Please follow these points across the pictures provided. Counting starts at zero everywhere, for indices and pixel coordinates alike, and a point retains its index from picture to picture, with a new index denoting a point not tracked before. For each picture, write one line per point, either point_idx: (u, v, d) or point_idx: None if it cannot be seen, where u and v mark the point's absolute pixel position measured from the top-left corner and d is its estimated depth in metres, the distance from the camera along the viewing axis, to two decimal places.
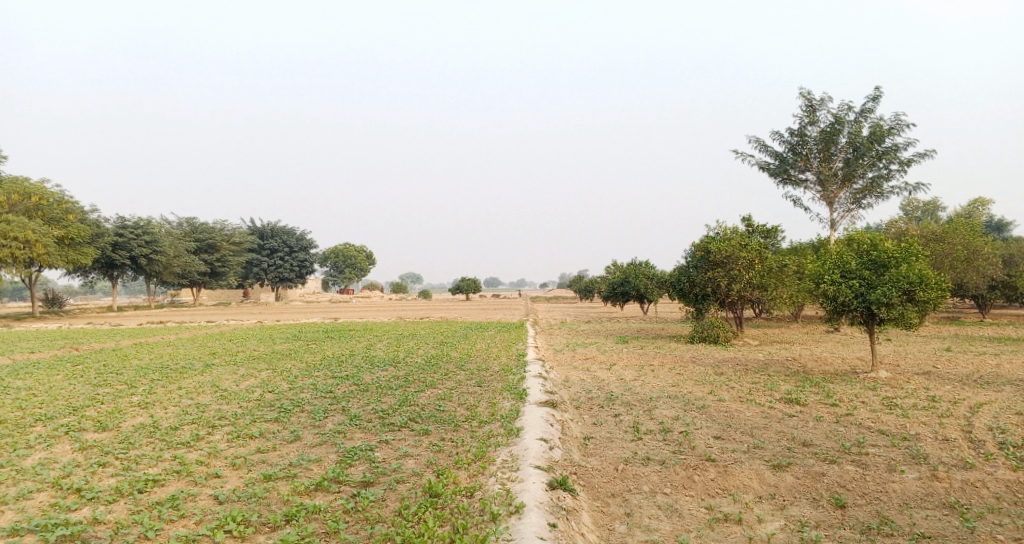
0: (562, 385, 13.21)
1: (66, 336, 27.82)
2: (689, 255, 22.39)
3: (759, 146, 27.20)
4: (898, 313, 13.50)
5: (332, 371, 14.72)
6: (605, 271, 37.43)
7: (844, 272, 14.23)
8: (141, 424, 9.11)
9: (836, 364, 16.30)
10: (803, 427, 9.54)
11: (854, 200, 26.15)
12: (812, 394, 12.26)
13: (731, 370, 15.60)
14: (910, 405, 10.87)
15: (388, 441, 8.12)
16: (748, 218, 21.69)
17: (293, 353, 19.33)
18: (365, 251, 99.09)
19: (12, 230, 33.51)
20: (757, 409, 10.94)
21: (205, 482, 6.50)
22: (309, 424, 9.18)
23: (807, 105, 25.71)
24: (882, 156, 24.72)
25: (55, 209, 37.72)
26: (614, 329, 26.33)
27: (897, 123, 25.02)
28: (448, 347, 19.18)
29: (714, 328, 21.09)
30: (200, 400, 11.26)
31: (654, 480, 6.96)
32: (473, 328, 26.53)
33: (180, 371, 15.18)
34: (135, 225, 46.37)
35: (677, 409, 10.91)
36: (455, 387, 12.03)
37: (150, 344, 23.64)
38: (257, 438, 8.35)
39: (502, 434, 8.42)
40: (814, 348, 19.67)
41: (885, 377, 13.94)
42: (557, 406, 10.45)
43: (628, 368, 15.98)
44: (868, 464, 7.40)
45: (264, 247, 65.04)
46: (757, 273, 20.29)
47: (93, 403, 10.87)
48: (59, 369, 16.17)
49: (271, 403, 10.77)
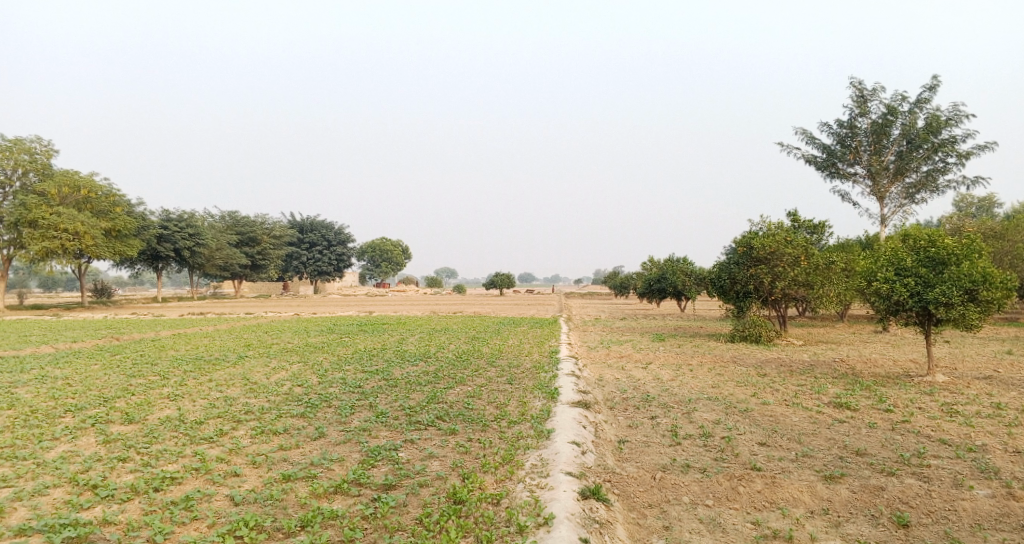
0: (596, 384, 12.75)
1: (110, 326, 28.50)
2: (730, 251, 21.64)
3: (806, 137, 26.15)
4: (958, 314, 12.64)
5: (362, 366, 14.53)
6: (642, 266, 36.71)
7: (898, 269, 13.39)
8: (167, 417, 9.00)
9: (888, 367, 15.42)
10: (856, 435, 8.90)
11: (907, 195, 24.92)
12: (863, 398, 11.54)
13: (774, 371, 14.90)
14: (973, 412, 10.10)
15: (413, 441, 7.79)
16: (793, 213, 20.86)
17: (325, 347, 19.26)
18: (401, 246, 99.73)
19: (63, 222, 34.48)
20: (804, 414, 10.30)
21: (222, 481, 6.27)
22: (334, 420, 8.95)
23: (857, 95, 24.55)
24: (938, 148, 23.46)
25: (103, 201, 38.66)
26: (651, 326, 25.72)
27: (955, 114, 23.69)
28: (480, 343, 18.85)
29: (756, 326, 20.31)
30: (228, 393, 11.14)
31: (695, 490, 6.48)
32: (506, 323, 26.15)
33: (214, 363, 15.19)
34: (179, 218, 47.33)
35: (718, 412, 10.36)
36: (485, 385, 11.69)
37: (188, 335, 24.00)
38: (281, 435, 8.13)
39: (532, 436, 8.01)
40: (863, 350, 18.72)
41: (942, 381, 13.08)
42: (590, 406, 10.01)
43: (665, 368, 15.41)
44: (931, 478, 6.79)
45: (303, 241, 65.94)
46: (802, 270, 19.42)
47: (124, 394, 10.85)
48: (98, 358, 16.38)
49: (299, 397, 10.59)
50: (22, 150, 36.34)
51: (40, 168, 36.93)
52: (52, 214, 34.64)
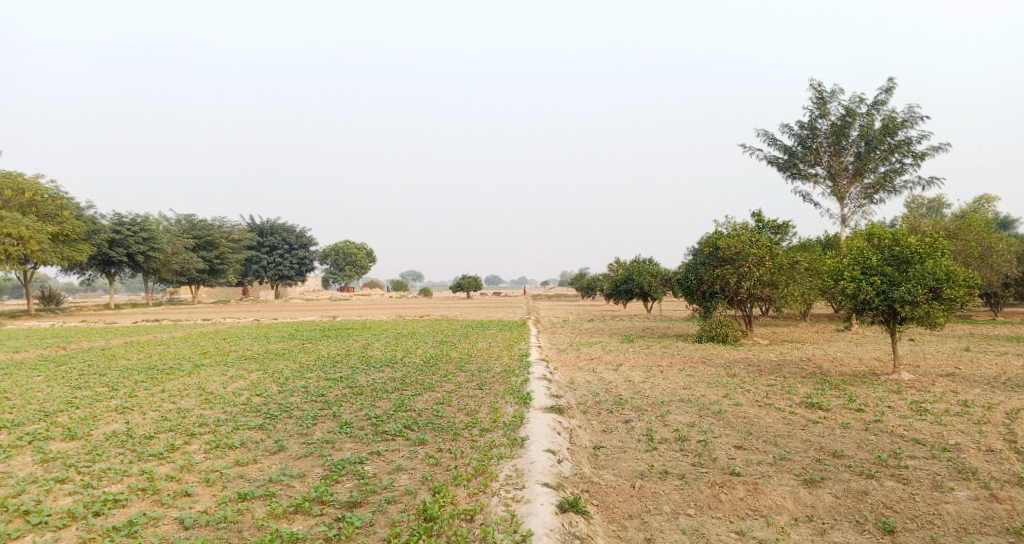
0: (567, 387, 12.50)
1: (58, 335, 27.21)
2: (696, 252, 21.69)
3: (768, 139, 26.43)
4: (923, 312, 12.78)
5: (325, 373, 13.99)
6: (608, 268, 36.73)
7: (864, 268, 13.48)
8: (113, 432, 8.39)
9: (854, 365, 15.56)
10: (831, 436, 8.81)
11: (866, 196, 25.37)
12: (834, 398, 11.52)
13: (744, 371, 14.88)
14: (942, 410, 10.15)
15: (380, 453, 7.38)
16: (758, 213, 20.99)
17: (286, 353, 18.61)
18: (365, 249, 98.45)
19: (5, 226, 32.83)
20: (777, 415, 10.21)
21: (171, 502, 5.78)
22: (295, 432, 8.47)
23: (817, 97, 24.92)
24: (895, 149, 23.96)
25: (50, 205, 37.00)
26: (619, 327, 25.67)
27: (911, 115, 24.21)
28: (447, 347, 18.45)
29: (722, 326, 20.38)
30: (182, 405, 10.52)
31: (676, 499, 6.25)
32: (473, 326, 25.76)
33: (167, 373, 14.43)
34: (133, 221, 45.62)
35: (692, 415, 10.19)
36: (454, 391, 11.31)
37: (141, 343, 23.00)
38: (238, 449, 7.63)
39: (505, 444, 7.68)
40: (828, 349, 18.88)
41: (908, 379, 13.20)
42: (563, 411, 9.73)
43: (635, 369, 15.25)
44: (910, 480, 6.70)
45: (263, 245, 64.45)
46: (767, 270, 19.53)
47: (67, 408, 10.15)
48: (42, 369, 15.46)
49: (257, 408, 10.05)
50: None
51: None
52: None
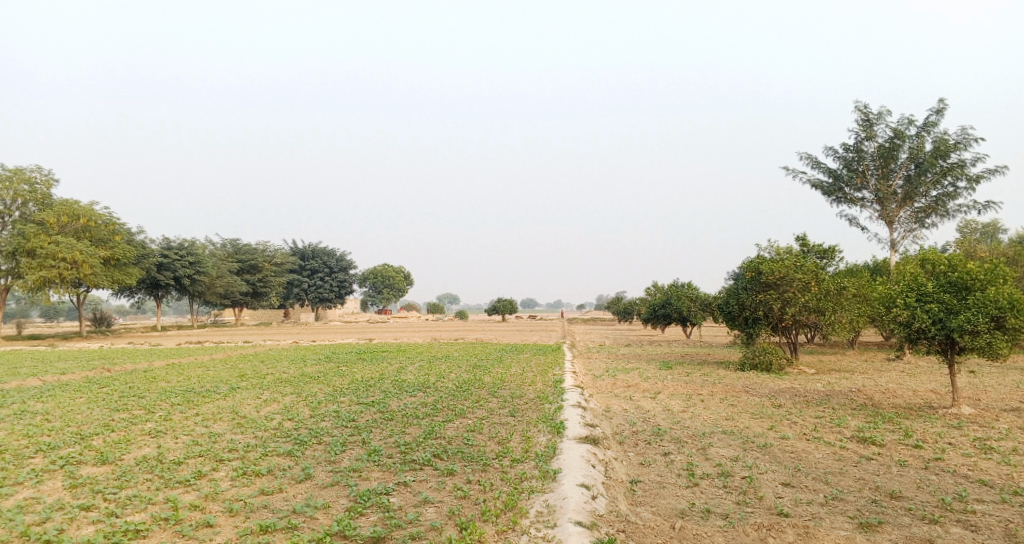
0: (603, 415, 12.10)
1: (104, 356, 27.93)
2: (737, 277, 21.10)
3: (812, 162, 25.71)
4: (984, 342, 12.02)
5: (357, 397, 13.88)
6: (646, 292, 36.08)
7: (919, 295, 12.81)
8: (143, 457, 8.36)
9: (907, 397, 14.74)
10: (887, 474, 8.24)
11: (917, 220, 24.36)
12: (888, 432, 10.84)
13: (789, 402, 14.23)
14: (1010, 449, 9.43)
15: (407, 483, 7.13)
16: (802, 237, 20.33)
17: (321, 377, 18.61)
18: (403, 272, 99.45)
19: (60, 251, 34.12)
20: (827, 450, 9.63)
21: (192, 533, 5.66)
22: (323, 459, 8.29)
23: (863, 119, 24.21)
24: (947, 172, 23.00)
25: (103, 230, 38.32)
26: (657, 353, 25.05)
27: (964, 137, 23.28)
28: (481, 372, 18.17)
29: (766, 354, 19.66)
30: (214, 429, 10.50)
31: (719, 542, 5.87)
32: (508, 351, 25.47)
33: (203, 396, 14.53)
34: (180, 246, 46.99)
35: (735, 448, 9.69)
36: (486, 418, 11.04)
37: (182, 365, 23.38)
38: (264, 476, 7.49)
39: (536, 477, 7.36)
40: (879, 379, 17.95)
41: (969, 414, 12.39)
42: (599, 442, 9.34)
43: (674, 398, 14.74)
44: (979, 528, 6.16)
45: (304, 268, 65.66)
46: (813, 295, 18.80)
47: (103, 431, 10.22)
48: (84, 391, 15.75)
49: (287, 433, 9.95)
50: (22, 179, 36.21)
51: (39, 198, 36.72)
52: (50, 243, 34.36)
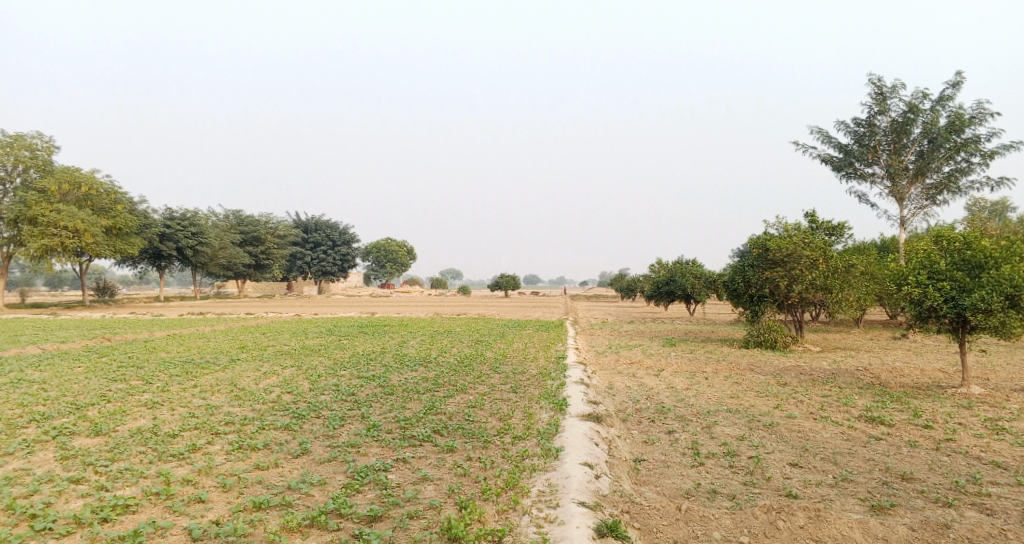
0: (606, 392, 11.92)
1: (105, 325, 27.86)
2: (744, 254, 20.79)
3: (823, 137, 25.18)
4: (998, 321, 11.76)
5: (358, 371, 13.72)
6: (650, 269, 35.78)
7: (932, 272, 12.53)
8: (138, 429, 8.19)
9: (915, 376, 14.53)
10: (897, 455, 8.05)
11: (928, 197, 23.90)
12: (897, 412, 10.64)
13: (795, 380, 14.03)
14: (1023, 430, 9.22)
15: (405, 460, 6.96)
16: (810, 213, 19.98)
17: (322, 349, 18.45)
18: (406, 246, 99.20)
19: (62, 219, 33.89)
20: (835, 429, 9.43)
21: (183, 509, 5.50)
22: (321, 434, 8.13)
23: (876, 92, 23.63)
24: (961, 148, 22.50)
25: (104, 199, 38.05)
26: (661, 330, 24.86)
27: (979, 112, 22.72)
28: (483, 346, 18.01)
29: (771, 331, 19.45)
30: (211, 401, 10.34)
31: (727, 525, 5.70)
32: (511, 326, 25.32)
33: (202, 367, 14.37)
34: (183, 216, 46.73)
35: (741, 427, 9.50)
36: (487, 394, 10.87)
37: (183, 336, 23.27)
38: (260, 451, 7.32)
39: (538, 455, 7.18)
40: (885, 358, 17.73)
41: (979, 393, 12.18)
42: (602, 420, 9.15)
43: (678, 375, 14.55)
44: (995, 511, 5.98)
45: (307, 241, 65.43)
46: (820, 273, 18.52)
47: (99, 401, 10.06)
48: (83, 360, 15.61)
49: (285, 407, 9.79)
50: (22, 146, 35.86)
51: (40, 165, 36.39)
52: (52, 212, 34.12)
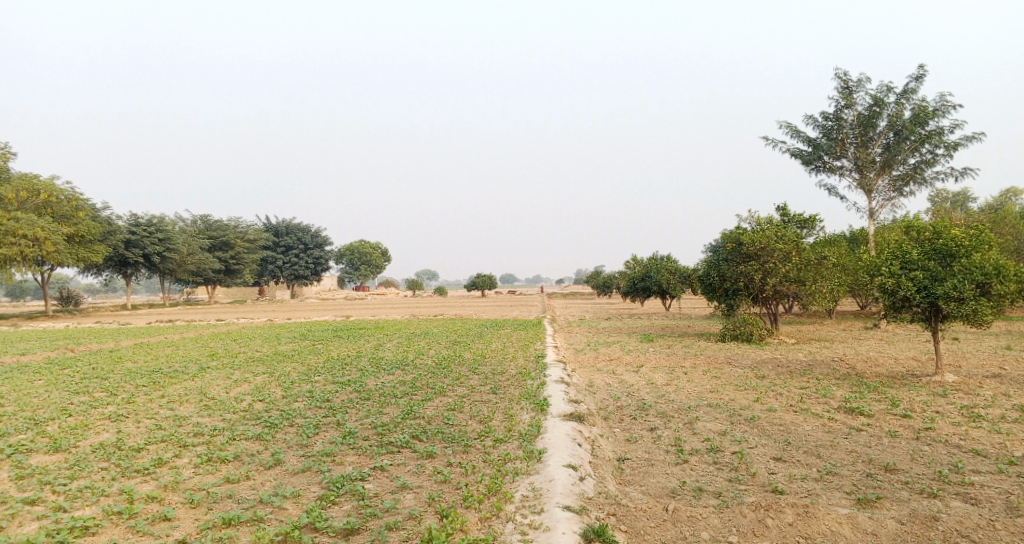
0: (586, 390, 11.79)
1: (69, 336, 26.98)
2: (718, 248, 20.86)
3: (792, 131, 25.41)
4: (969, 309, 11.91)
5: (333, 376, 13.40)
6: (625, 265, 35.87)
7: (904, 262, 12.64)
8: (101, 443, 7.80)
9: (889, 366, 14.69)
10: (879, 446, 8.04)
11: (895, 188, 24.25)
12: (875, 402, 10.69)
13: (773, 373, 14.07)
14: (999, 417, 9.32)
15: (383, 468, 6.72)
16: (783, 207, 20.14)
17: (295, 355, 18.03)
18: (380, 248, 98.32)
19: (21, 227, 32.77)
20: (816, 422, 9.42)
21: (147, 529, 5.20)
22: (294, 443, 7.83)
23: (842, 86, 23.92)
24: (926, 140, 22.89)
25: (65, 206, 36.86)
26: (637, 326, 24.90)
27: (942, 104, 23.13)
28: (460, 347, 17.78)
29: (747, 325, 19.55)
30: (179, 412, 9.95)
31: (715, 524, 5.58)
32: (488, 326, 25.10)
33: (171, 377, 13.91)
34: (149, 222, 45.56)
35: (723, 422, 9.43)
36: (466, 395, 10.66)
37: (150, 345, 22.60)
38: (230, 463, 7.00)
39: (520, 458, 7.01)
40: (859, 348, 17.93)
41: (953, 381, 12.33)
42: (584, 419, 9.01)
43: (658, 371, 14.49)
44: (980, 501, 5.96)
45: (279, 245, 64.38)
46: (794, 266, 18.66)
47: (60, 415, 9.62)
48: (45, 373, 15.00)
49: (257, 415, 9.45)
50: None
51: None
52: (10, 220, 32.96)
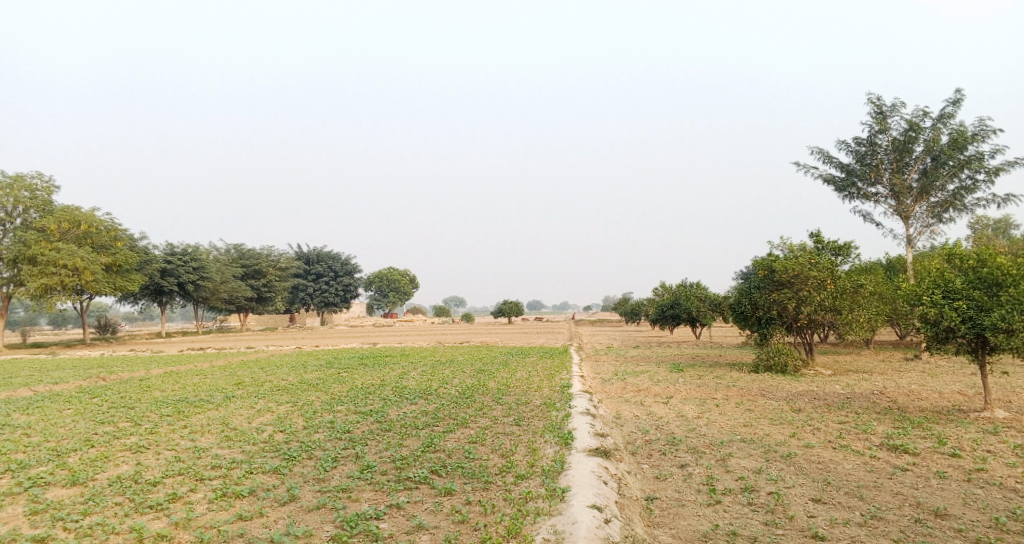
0: (613, 423, 11.41)
1: (103, 363, 27.44)
2: (749, 276, 20.36)
3: (824, 157, 24.90)
4: (1020, 341, 11.29)
5: (355, 406, 13.22)
6: (654, 293, 35.33)
7: (946, 291, 12.10)
8: (117, 476, 7.72)
9: (934, 400, 13.99)
10: (927, 488, 7.53)
11: (934, 215, 23.47)
12: (920, 439, 10.12)
13: (809, 406, 13.50)
14: None
15: (400, 506, 6.48)
16: (815, 233, 19.63)
17: (320, 384, 17.95)
18: (409, 276, 98.98)
19: (62, 257, 33.68)
20: (857, 460, 8.91)
21: None
22: (311, 477, 7.65)
23: (876, 111, 23.44)
24: (965, 165, 22.20)
25: (104, 236, 37.80)
26: (666, 355, 24.38)
27: (982, 128, 22.46)
28: (485, 376, 17.51)
29: (780, 354, 18.93)
30: (199, 443, 9.87)
31: None
32: (514, 355, 24.81)
33: (196, 406, 13.90)
34: (183, 251, 46.49)
35: (757, 459, 8.99)
36: (489, 428, 10.39)
37: (180, 373, 22.82)
38: (245, 498, 6.84)
39: (543, 496, 6.70)
40: (900, 380, 17.19)
41: (1004, 418, 11.64)
42: (610, 454, 8.63)
43: (688, 403, 14.02)
44: None
45: (309, 273, 65.21)
46: (828, 294, 18.08)
47: (82, 446, 9.60)
48: (75, 402, 15.14)
49: (276, 447, 9.31)
50: (22, 186, 35.85)
51: (40, 205, 36.29)
52: (51, 250, 33.90)
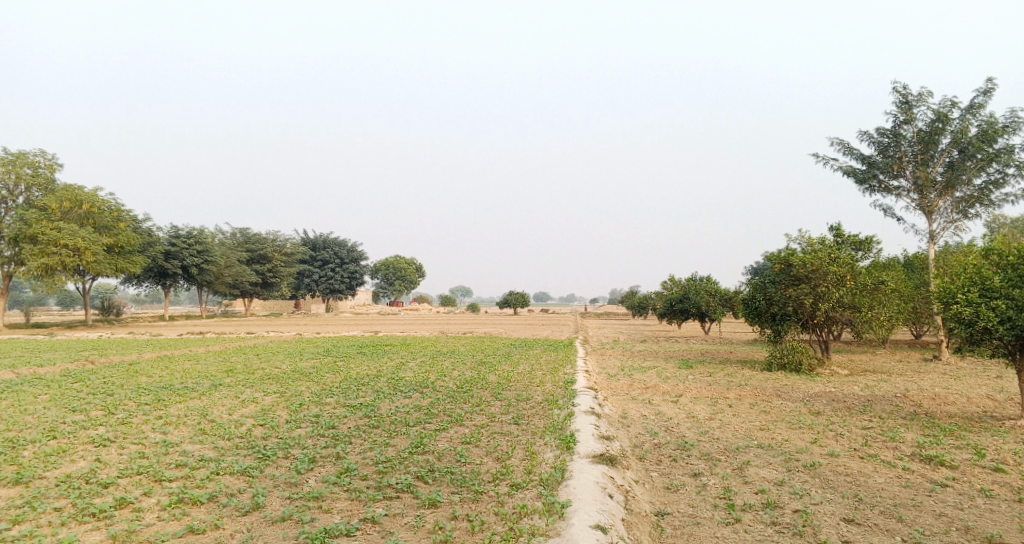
0: (619, 424, 10.57)
1: (97, 346, 26.77)
2: (764, 270, 19.38)
3: (844, 147, 23.84)
4: None
5: (345, 398, 12.40)
6: (662, 286, 34.34)
7: (984, 290, 11.16)
8: (67, 474, 6.96)
9: (963, 404, 13.07)
10: (973, 509, 6.67)
11: (958, 210, 22.37)
12: (956, 449, 9.22)
13: (829, 409, 12.62)
14: None
15: (375, 520, 5.71)
16: (835, 226, 18.64)
17: (314, 373, 17.19)
18: (416, 264, 98.45)
19: (62, 237, 33.04)
20: (889, 472, 8.04)
21: None
22: (282, 481, 6.86)
23: (901, 101, 22.35)
24: (994, 158, 21.12)
25: (107, 216, 37.03)
26: (674, 350, 23.49)
27: (1013, 120, 21.35)
28: (485, 369, 16.66)
29: (795, 353, 18.01)
30: (170, 436, 9.11)
31: None
32: (517, 346, 23.95)
33: (178, 395, 13.14)
34: (188, 234, 45.78)
35: (778, 469, 8.12)
36: (484, 426, 9.57)
37: (173, 358, 22.09)
38: (202, 506, 6.03)
39: (539, 512, 5.89)
40: (921, 382, 16.26)
41: None
42: (616, 461, 7.77)
43: (698, 402, 13.15)
44: None
45: (316, 259, 64.64)
46: (848, 290, 17.14)
47: (43, 437, 8.86)
48: (55, 387, 14.43)
49: (252, 443, 8.52)
50: (25, 164, 35.15)
51: (42, 183, 35.62)
52: (52, 230, 33.21)
